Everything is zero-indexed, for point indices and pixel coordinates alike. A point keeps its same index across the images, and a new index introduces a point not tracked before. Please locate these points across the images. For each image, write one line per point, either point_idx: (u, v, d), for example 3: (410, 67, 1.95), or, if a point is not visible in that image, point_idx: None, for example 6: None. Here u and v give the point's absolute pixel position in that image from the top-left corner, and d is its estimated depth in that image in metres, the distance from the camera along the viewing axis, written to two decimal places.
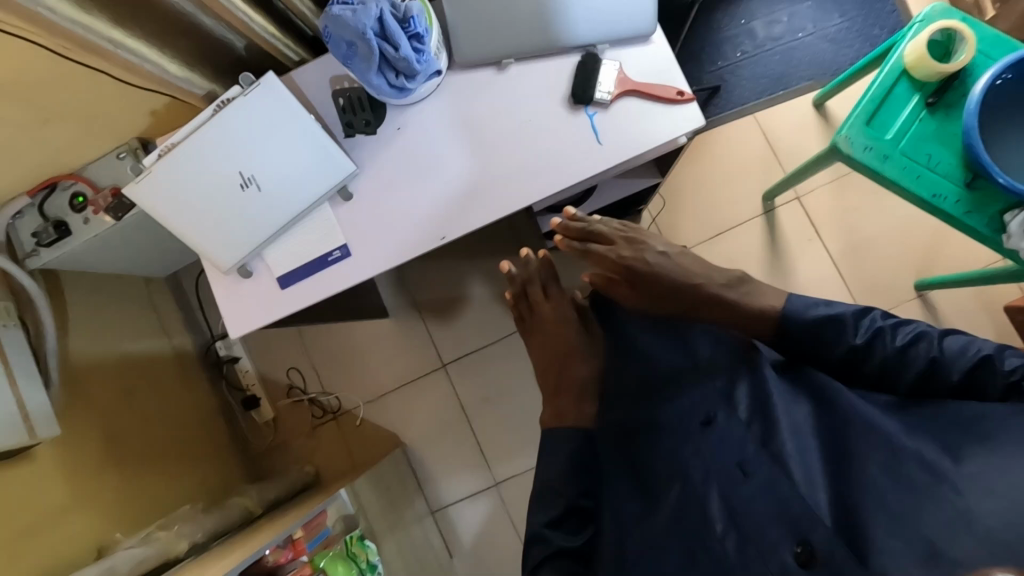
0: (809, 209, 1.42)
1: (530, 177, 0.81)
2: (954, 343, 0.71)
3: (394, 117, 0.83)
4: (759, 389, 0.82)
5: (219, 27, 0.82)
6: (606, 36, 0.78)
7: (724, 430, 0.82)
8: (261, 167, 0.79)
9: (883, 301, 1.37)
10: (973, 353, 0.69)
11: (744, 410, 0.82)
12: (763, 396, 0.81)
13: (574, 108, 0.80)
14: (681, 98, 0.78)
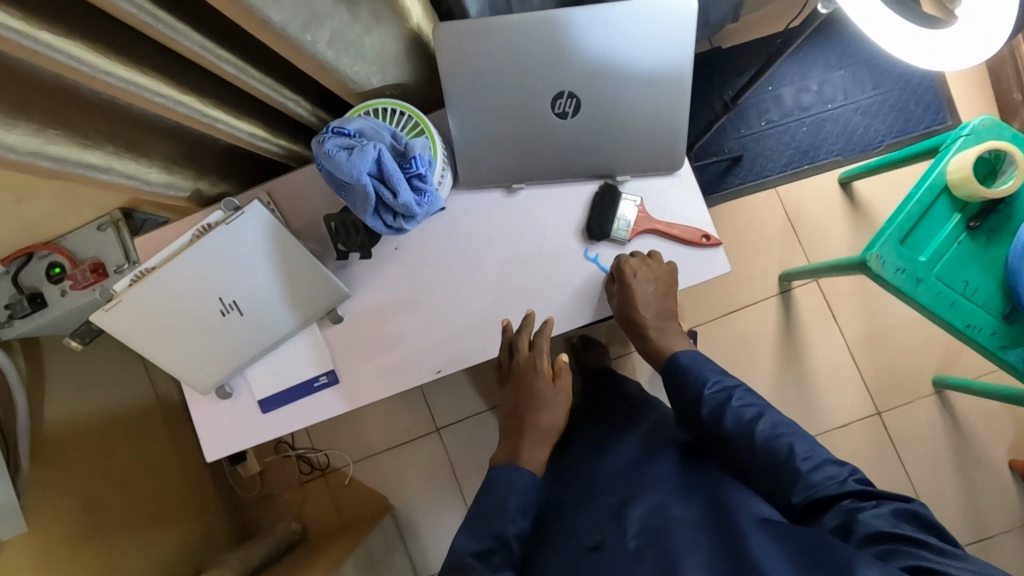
0: (828, 291, 1.36)
1: (536, 311, 0.74)
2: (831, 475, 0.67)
3: (390, 236, 0.76)
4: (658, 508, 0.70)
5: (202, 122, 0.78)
6: (628, 167, 0.71)
7: (611, 559, 0.68)
8: (243, 292, 0.74)
9: (899, 395, 1.32)
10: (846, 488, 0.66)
11: (633, 536, 0.69)
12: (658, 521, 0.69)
13: (588, 243, 0.73)
14: (707, 241, 0.71)
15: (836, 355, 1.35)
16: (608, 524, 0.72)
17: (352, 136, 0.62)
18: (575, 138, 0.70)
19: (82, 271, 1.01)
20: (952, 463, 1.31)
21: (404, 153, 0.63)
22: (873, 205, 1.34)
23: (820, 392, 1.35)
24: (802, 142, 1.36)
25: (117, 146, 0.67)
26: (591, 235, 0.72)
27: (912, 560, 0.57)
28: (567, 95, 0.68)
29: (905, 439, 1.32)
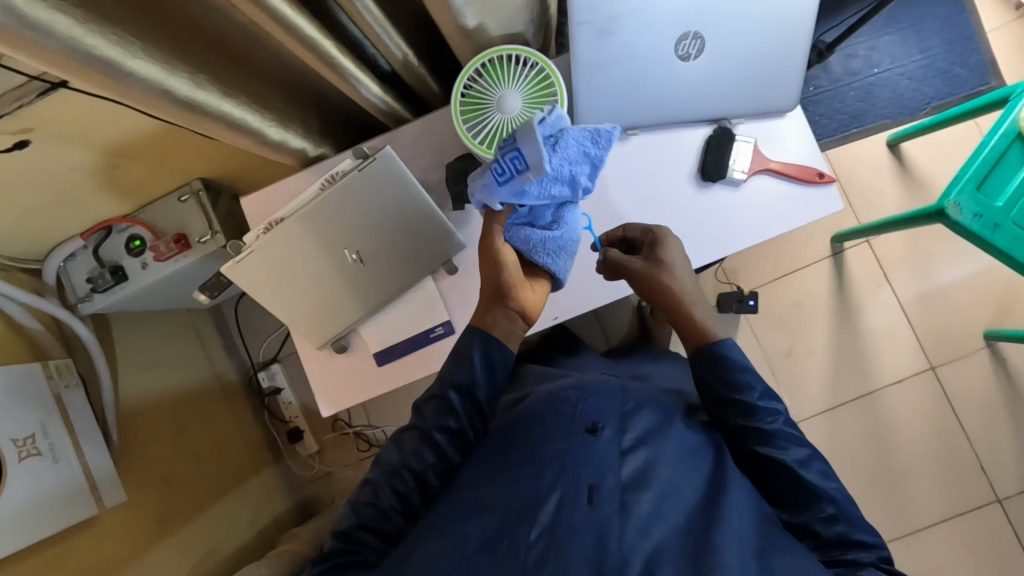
0: (879, 253, 1.39)
1: None
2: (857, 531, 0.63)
3: None
4: (661, 429, 0.73)
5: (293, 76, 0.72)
6: (742, 111, 0.73)
7: (605, 445, 0.69)
8: (367, 242, 0.75)
9: (951, 351, 1.36)
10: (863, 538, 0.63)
11: (629, 438, 0.71)
12: (659, 436, 0.72)
13: (703, 185, 0.75)
14: (821, 178, 0.73)
15: (889, 315, 1.38)
16: (610, 416, 0.73)
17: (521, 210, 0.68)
18: (694, 85, 0.71)
19: (165, 242, 1.01)
20: (1005, 417, 1.34)
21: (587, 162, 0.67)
22: (922, 166, 1.37)
23: (874, 351, 1.38)
24: (851, 108, 1.38)
25: (247, 98, 0.67)
26: (710, 176, 0.74)
27: None
28: (693, 35, 0.68)
29: (959, 393, 1.36)
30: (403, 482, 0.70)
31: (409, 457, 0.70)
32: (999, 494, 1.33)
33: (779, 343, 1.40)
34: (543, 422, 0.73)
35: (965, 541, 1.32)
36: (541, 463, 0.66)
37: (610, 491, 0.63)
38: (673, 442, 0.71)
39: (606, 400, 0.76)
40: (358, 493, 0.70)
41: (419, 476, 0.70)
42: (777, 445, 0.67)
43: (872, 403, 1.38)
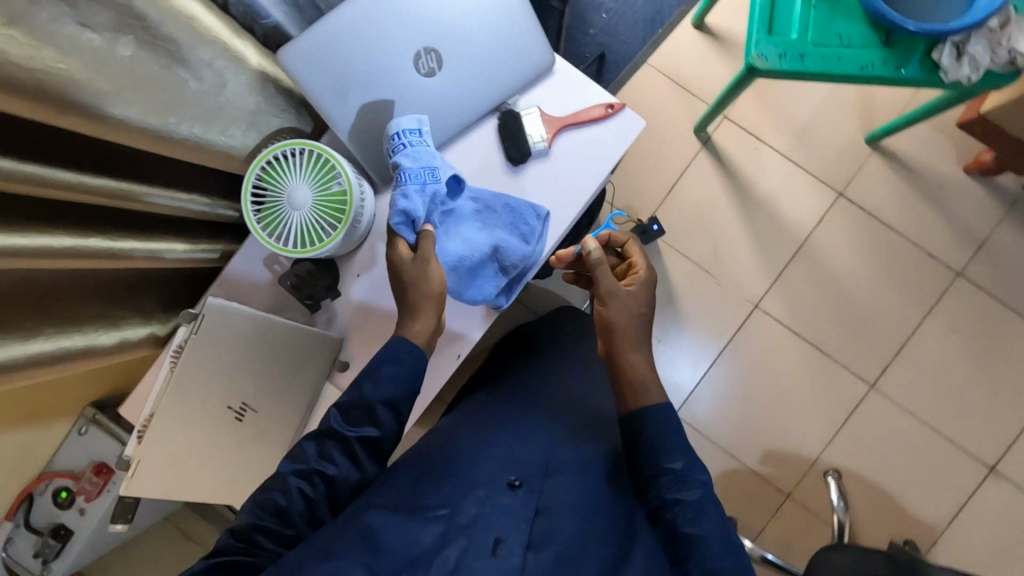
0: (741, 121, 1.42)
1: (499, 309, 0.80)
2: None
3: (348, 267, 0.77)
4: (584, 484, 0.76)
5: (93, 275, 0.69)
6: (512, 88, 0.74)
7: (516, 499, 0.72)
8: (250, 390, 0.72)
9: (848, 170, 1.40)
10: None
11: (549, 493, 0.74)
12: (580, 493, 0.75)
13: (518, 169, 0.75)
14: (612, 110, 0.74)
15: (779, 168, 1.41)
16: (536, 474, 0.76)
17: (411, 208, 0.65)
18: (455, 90, 0.71)
19: (88, 480, 0.97)
20: (922, 202, 1.39)
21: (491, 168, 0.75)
22: (734, 28, 1.41)
23: (784, 208, 1.41)
24: (645, 12, 1.41)
25: (56, 326, 0.64)
26: (519, 158, 0.74)
27: None
28: (426, 52, 0.69)
29: (874, 203, 1.40)
30: (312, 485, 0.67)
31: (326, 457, 0.68)
32: (954, 269, 1.38)
33: (701, 247, 1.42)
34: (465, 466, 0.75)
35: (949, 326, 1.39)
36: (470, 528, 0.67)
37: (512, 546, 0.67)
38: (587, 488, 0.76)
39: (530, 446, 0.80)
40: (261, 490, 0.66)
41: (328, 483, 0.68)
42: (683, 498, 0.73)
43: (808, 253, 1.41)
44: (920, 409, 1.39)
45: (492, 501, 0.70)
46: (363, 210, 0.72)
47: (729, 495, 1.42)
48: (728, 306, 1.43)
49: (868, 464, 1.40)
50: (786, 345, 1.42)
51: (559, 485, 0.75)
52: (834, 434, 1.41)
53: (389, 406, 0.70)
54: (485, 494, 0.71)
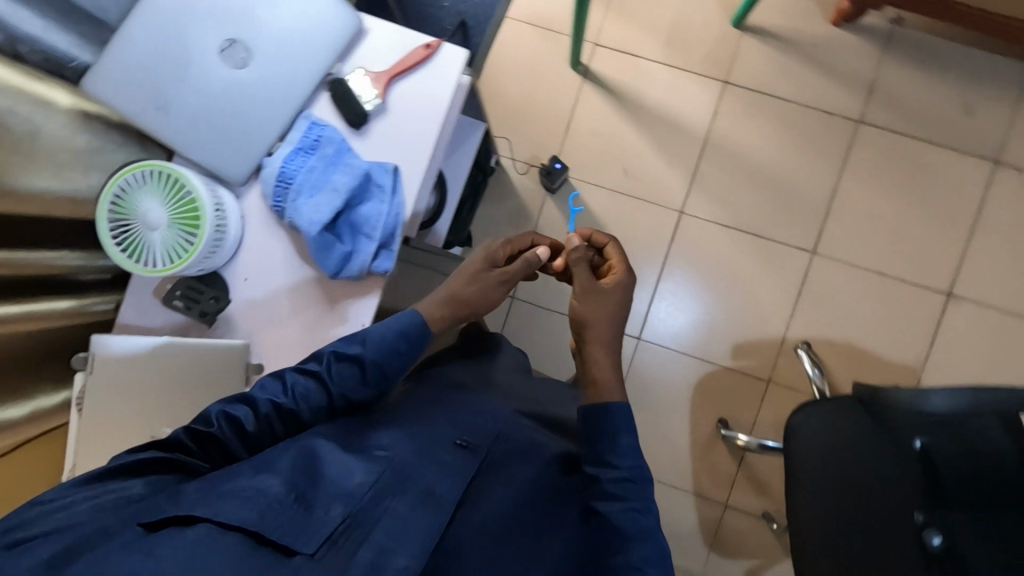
0: (612, 43, 1.44)
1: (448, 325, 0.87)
2: None
3: (234, 274, 0.78)
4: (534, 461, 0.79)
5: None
6: (332, 59, 0.76)
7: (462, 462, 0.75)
8: (169, 418, 0.76)
9: (726, 58, 1.43)
10: None
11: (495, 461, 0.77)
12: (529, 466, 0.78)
13: (361, 131, 0.76)
14: (431, 51, 0.75)
15: (661, 76, 1.44)
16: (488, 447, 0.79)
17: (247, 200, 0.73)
18: (268, 74, 0.73)
19: None
20: (803, 66, 1.42)
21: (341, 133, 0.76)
22: None
23: (679, 112, 1.44)
24: None
25: None
26: (357, 121, 0.75)
27: None
28: (231, 44, 0.71)
29: (759, 81, 1.42)
30: (279, 415, 0.72)
31: (297, 393, 0.73)
32: (855, 117, 1.41)
33: (612, 172, 1.45)
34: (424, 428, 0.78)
35: (867, 172, 1.41)
36: (409, 480, 0.69)
37: (438, 500, 0.68)
38: (530, 468, 0.79)
39: (486, 417, 0.84)
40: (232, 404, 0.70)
41: (295, 416, 0.73)
42: (618, 498, 0.75)
43: (715, 146, 1.44)
44: (867, 258, 1.41)
45: (437, 459, 0.73)
46: (222, 212, 0.73)
47: (714, 397, 1.44)
48: (656, 220, 1.45)
49: (834, 326, 1.42)
50: (722, 238, 1.44)
51: (503, 460, 0.78)
52: (792, 309, 1.43)
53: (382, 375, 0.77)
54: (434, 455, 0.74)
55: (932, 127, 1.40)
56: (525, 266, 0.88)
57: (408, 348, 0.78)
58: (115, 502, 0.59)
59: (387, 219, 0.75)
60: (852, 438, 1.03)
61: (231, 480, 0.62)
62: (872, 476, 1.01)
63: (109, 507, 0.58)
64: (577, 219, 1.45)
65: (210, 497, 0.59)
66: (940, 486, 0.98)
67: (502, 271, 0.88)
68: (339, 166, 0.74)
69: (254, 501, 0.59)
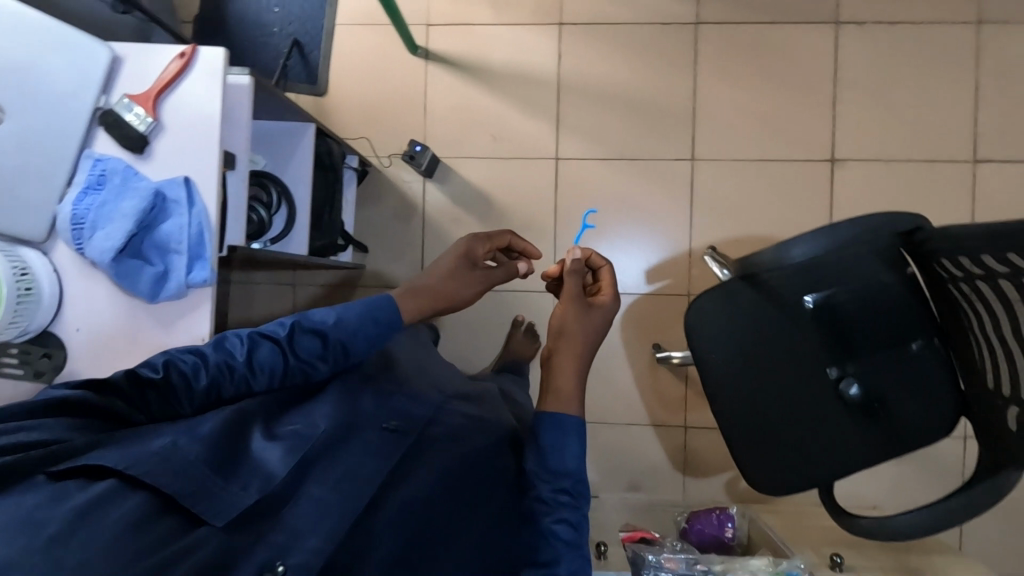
0: (444, 20, 1.46)
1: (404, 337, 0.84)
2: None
3: (66, 328, 0.78)
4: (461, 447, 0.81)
5: None
6: (93, 92, 0.76)
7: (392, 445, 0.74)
8: None
9: (555, 2, 1.44)
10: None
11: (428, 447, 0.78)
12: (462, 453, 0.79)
13: (144, 155, 0.77)
14: (187, 59, 0.77)
15: (500, 37, 1.45)
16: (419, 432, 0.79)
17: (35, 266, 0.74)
18: (32, 124, 0.73)
19: None
20: None
21: (124, 160, 0.76)
22: None
23: (526, 65, 1.45)
24: None
25: None
26: (136, 146, 0.76)
27: None
28: None
29: (593, 14, 1.44)
30: (233, 374, 0.74)
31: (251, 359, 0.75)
32: (693, 19, 1.42)
33: (481, 142, 1.46)
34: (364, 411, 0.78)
35: (720, 69, 1.43)
36: (336, 459, 0.69)
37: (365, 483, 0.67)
38: (463, 451, 0.80)
39: (419, 403, 0.85)
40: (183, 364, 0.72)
41: (246, 377, 0.75)
42: (550, 506, 0.76)
43: (570, 87, 1.45)
44: (745, 150, 1.42)
45: (363, 440, 0.73)
46: (21, 269, 0.73)
47: (642, 326, 1.44)
48: (536, 173, 1.46)
49: (734, 224, 1.43)
50: (604, 172, 1.45)
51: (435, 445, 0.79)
52: (691, 221, 1.44)
53: (347, 346, 0.80)
54: (370, 439, 0.73)
55: (768, 9, 1.42)
56: (502, 275, 0.92)
57: (377, 330, 0.81)
58: (46, 428, 0.58)
59: (190, 231, 0.75)
60: (753, 326, 1.02)
61: (152, 441, 0.61)
62: (777, 350, 1.01)
63: (37, 433, 0.57)
64: (461, 196, 1.46)
65: (129, 451, 0.58)
66: (842, 334, 1.00)
67: (484, 271, 0.91)
68: (127, 193, 0.75)
69: (174, 462, 0.58)
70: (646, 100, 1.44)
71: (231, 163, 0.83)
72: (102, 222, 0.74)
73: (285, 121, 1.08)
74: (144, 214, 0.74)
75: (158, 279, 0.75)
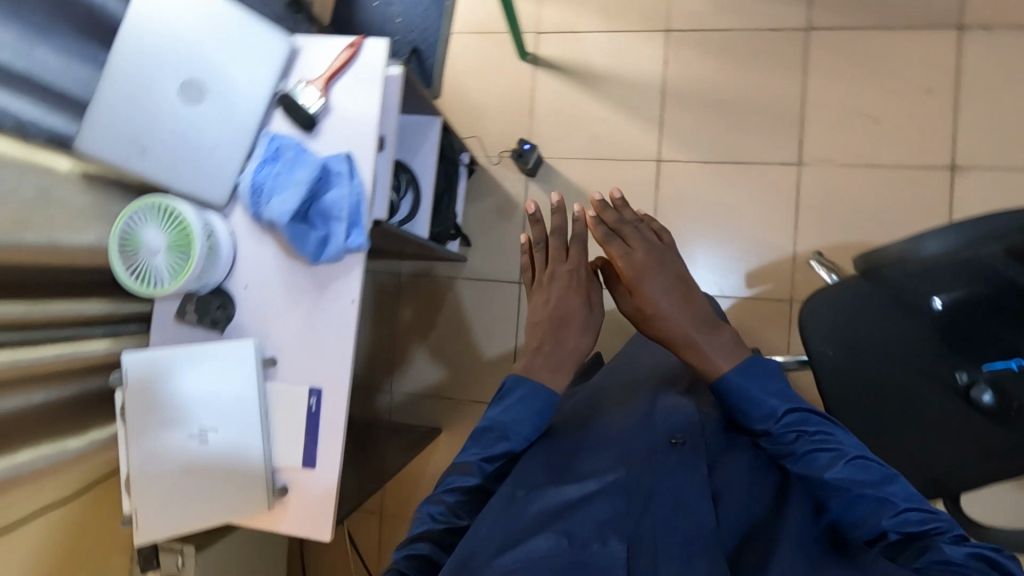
0: (553, 29, 1.53)
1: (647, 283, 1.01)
2: (911, 523, 0.69)
3: (235, 285, 0.87)
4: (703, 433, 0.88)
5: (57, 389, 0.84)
6: (274, 78, 0.87)
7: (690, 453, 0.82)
8: (202, 413, 0.81)
9: (662, 6, 1.49)
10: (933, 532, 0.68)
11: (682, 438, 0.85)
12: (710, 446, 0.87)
13: (312, 132, 0.86)
14: (355, 48, 0.86)
15: (607, 43, 1.51)
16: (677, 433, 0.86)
17: (217, 233, 0.84)
18: (225, 105, 0.84)
19: None
20: None
21: (296, 136, 0.86)
22: None
23: (632, 69, 1.49)
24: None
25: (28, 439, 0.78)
26: (306, 125, 0.85)
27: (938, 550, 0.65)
28: (190, 83, 0.81)
29: (702, 19, 1.47)
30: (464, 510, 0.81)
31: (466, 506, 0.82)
32: (805, 24, 1.42)
33: (581, 143, 1.50)
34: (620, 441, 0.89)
35: (832, 73, 1.41)
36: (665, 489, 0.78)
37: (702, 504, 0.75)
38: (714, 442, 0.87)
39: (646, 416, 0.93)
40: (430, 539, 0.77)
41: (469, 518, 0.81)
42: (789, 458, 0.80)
43: (674, 92, 1.47)
44: (859, 153, 1.39)
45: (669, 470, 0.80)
46: (209, 230, 0.83)
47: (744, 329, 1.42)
48: (638, 173, 1.48)
49: (843, 229, 1.39)
50: (707, 172, 1.45)
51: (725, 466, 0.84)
52: (796, 222, 1.41)
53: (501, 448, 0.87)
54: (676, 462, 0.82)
55: (883, 12, 1.39)
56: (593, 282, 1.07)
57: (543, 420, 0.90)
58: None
59: (350, 199, 0.83)
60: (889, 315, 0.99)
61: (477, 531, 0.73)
62: (902, 343, 0.98)
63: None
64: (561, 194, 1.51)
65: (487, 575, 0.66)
66: None
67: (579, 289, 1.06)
68: (300, 164, 0.83)
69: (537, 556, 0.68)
70: (748, 99, 1.44)
71: (385, 145, 0.90)
72: (281, 188, 0.83)
73: (416, 116, 1.17)
74: (317, 182, 0.83)
75: (320, 243, 0.83)
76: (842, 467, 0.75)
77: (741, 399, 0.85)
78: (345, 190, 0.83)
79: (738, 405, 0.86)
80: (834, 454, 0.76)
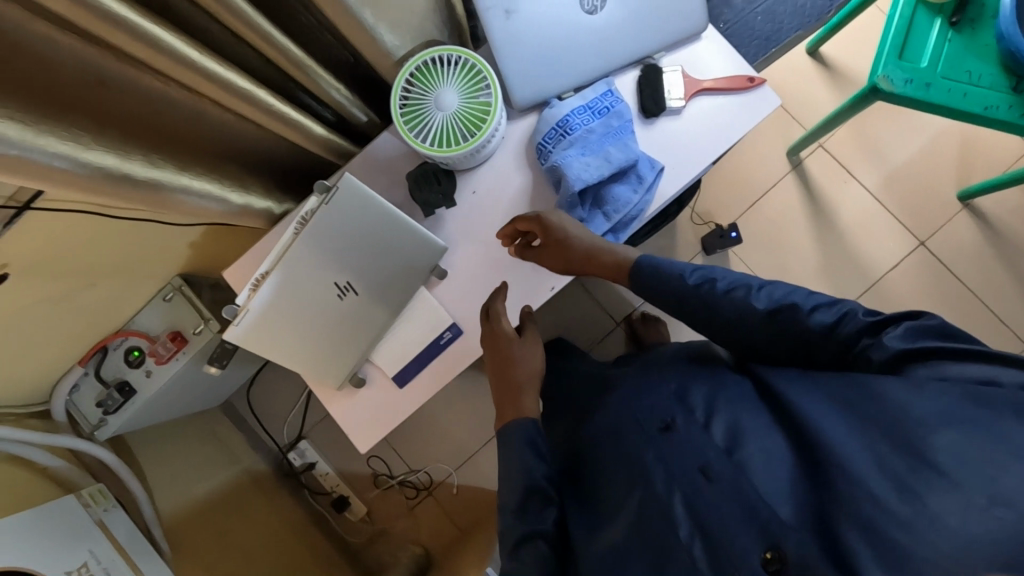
0: (834, 152, 1.43)
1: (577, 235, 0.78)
2: (845, 321, 0.61)
3: (465, 183, 0.80)
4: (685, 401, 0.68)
5: (248, 138, 0.76)
6: (661, 43, 0.77)
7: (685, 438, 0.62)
8: (357, 272, 0.75)
9: (935, 220, 1.41)
10: (853, 317, 0.61)
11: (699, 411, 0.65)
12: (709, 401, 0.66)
13: (648, 121, 0.77)
14: (751, 85, 0.77)
15: (865, 206, 1.42)
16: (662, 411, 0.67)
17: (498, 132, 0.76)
18: (607, 30, 0.76)
19: (163, 344, 1.02)
20: (1002, 264, 1.39)
21: (633, 112, 0.77)
22: (845, 65, 1.43)
23: (865, 244, 1.41)
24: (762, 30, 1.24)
25: (203, 169, 0.70)
26: (651, 110, 0.76)
27: (914, 342, 0.56)
28: None
29: (954, 258, 1.40)
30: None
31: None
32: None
33: (772, 262, 1.43)
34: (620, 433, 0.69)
35: None
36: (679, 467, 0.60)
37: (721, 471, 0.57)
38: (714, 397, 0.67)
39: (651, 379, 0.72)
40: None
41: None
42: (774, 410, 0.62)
43: (879, 292, 1.40)
44: None
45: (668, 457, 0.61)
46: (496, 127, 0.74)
47: None
48: None
49: None
50: None
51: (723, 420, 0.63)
52: None
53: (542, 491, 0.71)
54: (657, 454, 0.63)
55: None
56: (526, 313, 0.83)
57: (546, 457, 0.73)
58: None
59: (633, 208, 0.76)
60: None
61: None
62: None
63: None
64: None
65: None
66: None
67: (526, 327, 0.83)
68: (619, 140, 0.75)
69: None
70: None
71: None
72: (589, 148, 0.74)
73: None
74: (620, 171, 0.75)
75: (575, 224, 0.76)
76: (771, 296, 0.67)
77: (656, 278, 0.76)
78: (636, 199, 0.76)
79: (653, 282, 0.76)
80: (757, 286, 0.69)
